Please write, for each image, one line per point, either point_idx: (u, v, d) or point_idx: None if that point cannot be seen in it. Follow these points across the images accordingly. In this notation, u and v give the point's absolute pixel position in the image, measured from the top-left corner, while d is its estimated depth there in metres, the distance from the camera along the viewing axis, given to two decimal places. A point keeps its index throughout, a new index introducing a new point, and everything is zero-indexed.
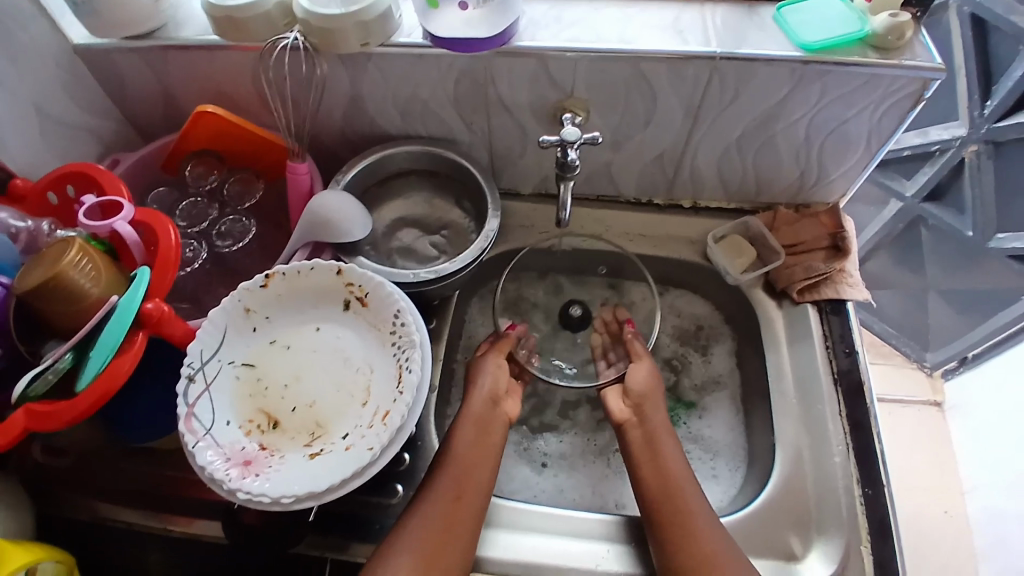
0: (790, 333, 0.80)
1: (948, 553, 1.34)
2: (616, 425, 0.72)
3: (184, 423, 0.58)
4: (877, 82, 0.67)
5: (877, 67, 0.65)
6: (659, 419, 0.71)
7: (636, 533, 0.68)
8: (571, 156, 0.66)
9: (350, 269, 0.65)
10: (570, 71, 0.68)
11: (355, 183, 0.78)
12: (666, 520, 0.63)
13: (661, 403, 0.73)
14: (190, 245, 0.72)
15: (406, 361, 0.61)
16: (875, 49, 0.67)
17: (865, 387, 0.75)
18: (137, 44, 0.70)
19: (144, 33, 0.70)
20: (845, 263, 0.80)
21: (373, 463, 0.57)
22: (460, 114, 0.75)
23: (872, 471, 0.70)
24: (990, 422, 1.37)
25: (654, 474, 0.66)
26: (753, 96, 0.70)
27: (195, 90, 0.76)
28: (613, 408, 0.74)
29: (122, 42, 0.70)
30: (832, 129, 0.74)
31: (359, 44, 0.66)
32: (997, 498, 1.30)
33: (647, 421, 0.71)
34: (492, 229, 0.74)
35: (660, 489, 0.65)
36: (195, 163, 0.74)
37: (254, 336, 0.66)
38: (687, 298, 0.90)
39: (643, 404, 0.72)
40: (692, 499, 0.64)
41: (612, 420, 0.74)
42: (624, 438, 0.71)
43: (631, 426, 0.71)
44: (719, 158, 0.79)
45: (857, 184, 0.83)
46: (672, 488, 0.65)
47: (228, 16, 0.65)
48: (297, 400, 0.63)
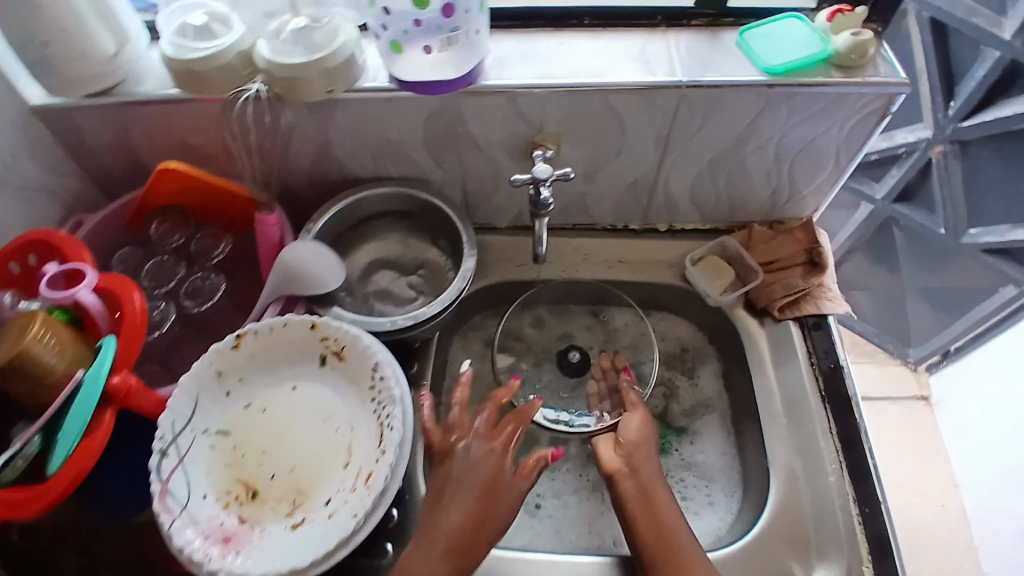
0: (775, 352, 0.80)
1: (946, 549, 1.34)
2: (607, 477, 0.66)
3: (158, 501, 0.57)
4: (843, 101, 0.68)
5: (842, 86, 0.66)
6: (653, 471, 0.66)
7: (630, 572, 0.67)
8: (544, 193, 0.65)
9: (324, 323, 0.63)
10: (539, 107, 0.68)
11: (327, 230, 0.76)
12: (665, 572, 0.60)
13: (652, 454, 0.68)
14: (157, 307, 0.71)
15: (387, 417, 0.60)
16: (838, 67, 0.67)
17: (854, 403, 0.74)
18: (96, 102, 0.68)
19: (101, 90, 0.68)
20: (823, 278, 0.80)
21: (358, 530, 0.56)
22: (431, 154, 0.74)
23: (867, 489, 0.69)
24: (977, 415, 1.38)
25: (648, 527, 0.63)
26: (724, 122, 0.71)
27: (158, 145, 0.74)
28: (605, 461, 0.67)
29: (81, 100, 0.68)
30: (801, 148, 0.74)
31: (324, 91, 0.64)
32: (991, 490, 1.31)
33: (639, 469, 0.66)
34: (468, 269, 0.73)
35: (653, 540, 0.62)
36: (160, 221, 0.72)
37: (227, 401, 0.64)
38: (670, 320, 0.89)
39: (635, 455, 0.67)
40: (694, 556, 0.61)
41: (601, 469, 0.68)
42: (616, 490, 0.66)
43: (622, 477, 0.66)
44: (693, 181, 0.79)
45: (828, 199, 0.83)
46: (669, 539, 0.62)
47: (188, 69, 0.63)
48: (275, 466, 0.62)
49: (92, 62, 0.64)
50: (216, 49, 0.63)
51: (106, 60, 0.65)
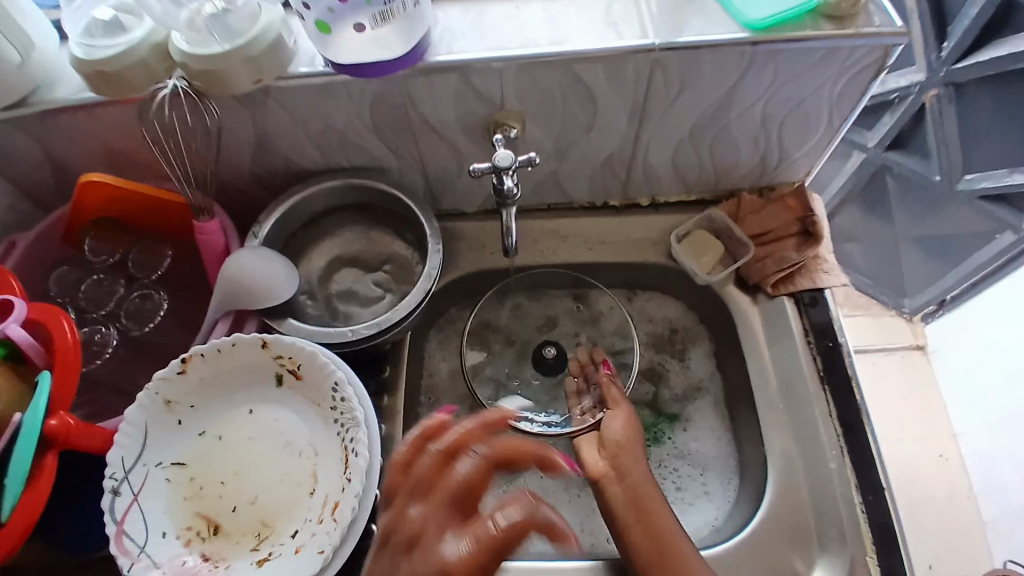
0: (769, 331, 0.75)
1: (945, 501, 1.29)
2: (594, 482, 0.62)
3: (114, 544, 0.52)
4: (834, 56, 0.61)
5: (833, 40, 0.59)
6: (641, 474, 0.62)
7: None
8: (508, 183, 0.60)
9: (275, 342, 0.59)
10: (496, 82, 0.61)
11: (277, 231, 0.70)
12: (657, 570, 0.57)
13: (639, 456, 0.64)
14: (97, 331, 0.65)
15: (352, 442, 0.57)
16: (829, 19, 0.60)
17: (854, 383, 0.70)
18: (10, 114, 0.60)
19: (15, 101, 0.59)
20: (819, 249, 0.74)
21: (326, 567, 0.53)
22: (384, 141, 0.67)
23: (871, 476, 0.66)
24: (974, 361, 1.32)
25: (646, 538, 0.59)
26: (702, 90, 0.64)
27: (81, 153, 0.66)
28: (590, 464, 0.64)
29: None
30: (791, 109, 0.67)
31: (251, 82, 0.57)
32: (1002, 430, 1.24)
33: (626, 474, 0.62)
34: (434, 267, 0.67)
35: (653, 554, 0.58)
36: (93, 235, 0.66)
37: (180, 430, 0.59)
38: (657, 300, 0.84)
39: (620, 457, 0.63)
40: (687, 551, 0.58)
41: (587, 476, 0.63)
42: (603, 496, 0.62)
43: (609, 482, 0.62)
44: (674, 152, 0.73)
45: (821, 162, 0.77)
46: (656, 535, 0.59)
47: (98, 72, 0.56)
48: (237, 498, 0.58)
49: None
50: (128, 44, 0.56)
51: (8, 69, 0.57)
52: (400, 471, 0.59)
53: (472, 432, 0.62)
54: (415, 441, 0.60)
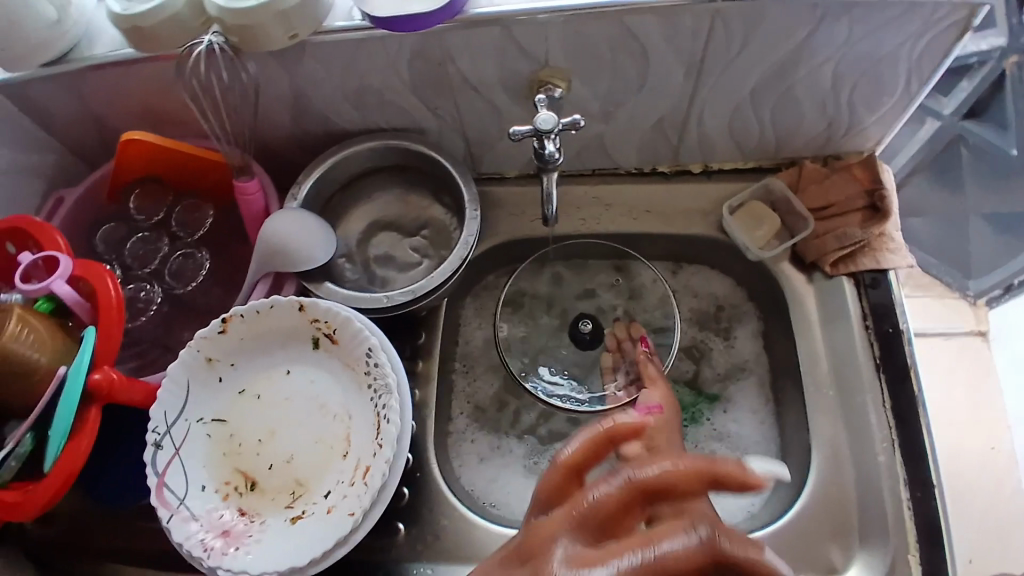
0: (823, 312, 0.71)
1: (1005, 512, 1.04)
2: None
3: (155, 495, 0.54)
4: (915, 12, 0.55)
5: None
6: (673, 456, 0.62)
7: None
8: (551, 149, 0.57)
9: (311, 305, 0.58)
10: (541, 37, 0.57)
11: (316, 193, 0.69)
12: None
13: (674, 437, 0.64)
14: (142, 289, 0.66)
15: (384, 409, 0.57)
16: None
17: (913, 370, 0.66)
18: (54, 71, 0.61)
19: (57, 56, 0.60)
20: (885, 226, 0.69)
21: (357, 529, 0.53)
22: (422, 100, 0.65)
23: (921, 471, 0.62)
24: None
25: None
26: (762, 47, 0.59)
27: (129, 112, 0.67)
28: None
29: (39, 71, 0.61)
30: (865, 69, 0.61)
31: (285, 36, 0.56)
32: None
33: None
34: (471, 233, 0.65)
35: None
36: (138, 194, 0.67)
37: (221, 387, 0.60)
38: (702, 275, 0.80)
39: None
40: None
41: None
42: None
43: None
44: (731, 116, 0.68)
45: (894, 130, 0.70)
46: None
47: (135, 26, 0.55)
48: (273, 456, 0.59)
49: (39, 30, 0.56)
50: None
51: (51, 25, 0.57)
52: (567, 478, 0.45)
53: (682, 478, 0.42)
54: (593, 440, 0.48)
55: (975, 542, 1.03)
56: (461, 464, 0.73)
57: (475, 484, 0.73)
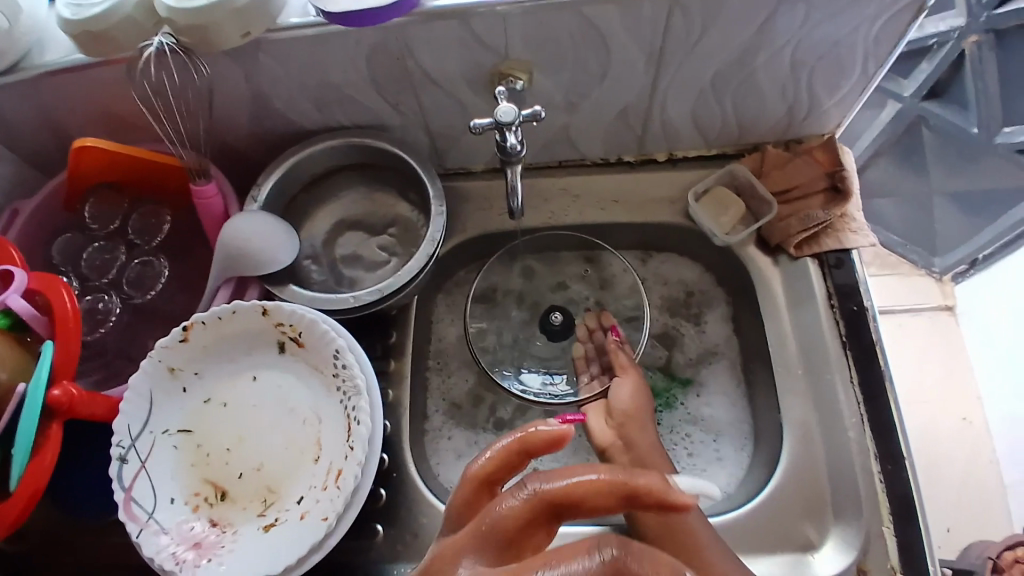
0: (788, 294, 0.72)
1: (976, 482, 1.07)
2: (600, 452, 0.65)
3: (122, 510, 0.53)
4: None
5: None
6: (647, 444, 0.64)
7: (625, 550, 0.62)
8: (511, 140, 0.56)
9: (275, 309, 0.57)
10: (501, 30, 0.57)
11: (276, 194, 0.67)
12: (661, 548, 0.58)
13: (647, 425, 0.65)
14: (100, 299, 0.64)
15: (354, 410, 0.56)
16: None
17: (880, 348, 0.67)
18: (3, 81, 0.59)
19: (6, 66, 0.59)
20: (847, 207, 0.70)
21: (331, 534, 0.53)
22: (384, 96, 0.64)
23: (891, 445, 0.64)
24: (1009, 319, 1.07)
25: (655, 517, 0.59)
26: (723, 34, 0.59)
27: (80, 117, 0.64)
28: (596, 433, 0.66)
29: None
30: (824, 52, 0.62)
31: (239, 35, 0.54)
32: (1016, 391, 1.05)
33: (633, 445, 0.64)
34: (438, 229, 0.64)
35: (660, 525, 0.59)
36: (93, 201, 0.65)
37: (186, 397, 0.59)
38: (672, 262, 0.80)
39: (627, 427, 0.65)
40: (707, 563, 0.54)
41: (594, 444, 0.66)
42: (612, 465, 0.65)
43: (615, 453, 0.64)
44: (694, 103, 0.68)
45: (854, 112, 0.71)
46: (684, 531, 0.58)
47: (87, 31, 0.54)
48: (242, 464, 0.58)
49: None
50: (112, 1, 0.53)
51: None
52: (483, 493, 0.46)
53: (589, 491, 0.41)
54: (506, 452, 0.47)
55: (947, 511, 1.06)
56: (439, 461, 0.73)
57: (454, 481, 0.72)
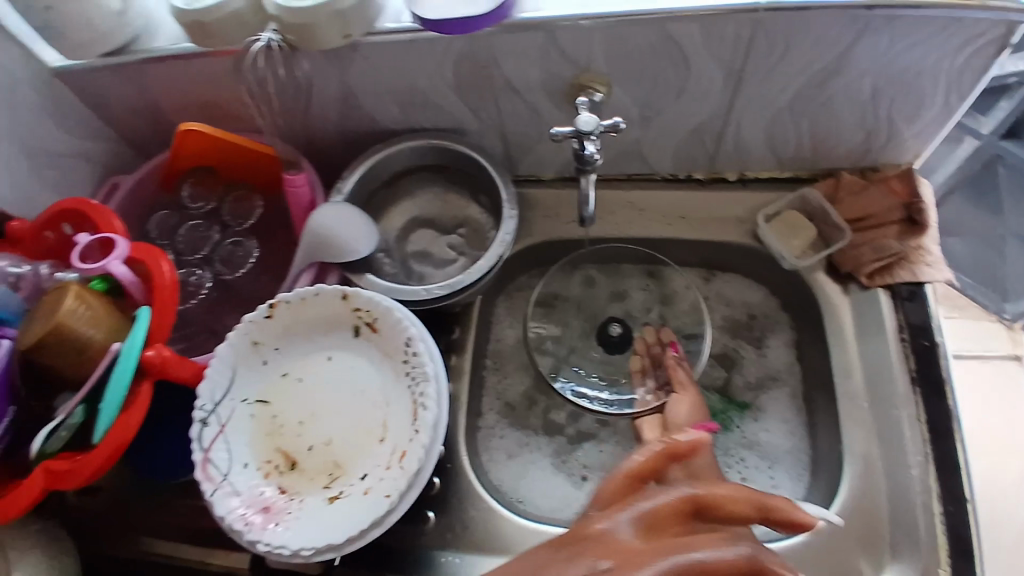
0: (860, 324, 0.71)
1: None
2: None
3: (199, 470, 0.57)
4: (954, 28, 0.55)
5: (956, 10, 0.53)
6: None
7: None
8: (590, 149, 0.58)
9: (355, 295, 0.61)
10: (583, 43, 0.59)
11: (358, 189, 0.71)
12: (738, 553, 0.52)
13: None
14: (193, 273, 0.69)
15: (421, 396, 0.59)
16: None
17: (949, 386, 0.65)
18: (113, 61, 0.64)
19: (116, 48, 0.64)
20: (923, 239, 0.69)
21: (393, 510, 0.55)
22: (465, 101, 0.67)
23: (956, 487, 0.61)
24: None
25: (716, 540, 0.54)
26: (802, 57, 0.59)
27: (183, 104, 0.70)
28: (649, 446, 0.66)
29: (99, 60, 0.64)
30: (904, 82, 0.61)
31: (340, 37, 0.58)
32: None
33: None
34: (509, 231, 0.66)
35: None
36: (192, 182, 0.71)
37: (265, 369, 0.63)
38: (735, 283, 0.80)
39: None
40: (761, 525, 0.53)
41: None
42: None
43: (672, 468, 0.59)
44: (769, 124, 0.68)
45: (935, 143, 0.70)
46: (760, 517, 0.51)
47: (197, 21, 0.58)
48: (312, 438, 0.61)
49: (102, 23, 0.60)
50: None
51: (112, 17, 0.60)
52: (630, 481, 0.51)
53: (735, 500, 0.50)
54: (656, 454, 0.53)
55: None
56: (490, 459, 0.75)
57: (503, 480, 0.73)
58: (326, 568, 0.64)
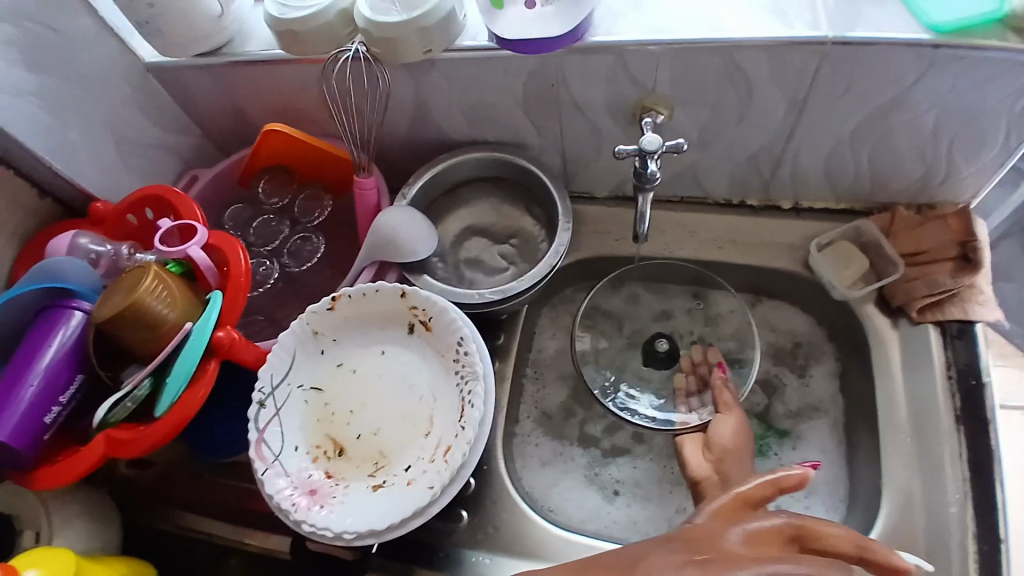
0: (906, 359, 0.70)
1: None
2: (692, 484, 0.63)
3: (254, 449, 0.60)
4: (1020, 71, 0.55)
5: (1021, 53, 0.54)
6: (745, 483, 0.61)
7: None
8: (651, 167, 0.60)
9: (413, 293, 0.64)
10: (650, 66, 0.61)
11: (421, 196, 0.75)
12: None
13: (745, 466, 0.63)
14: (262, 265, 0.74)
15: (469, 394, 0.61)
16: (1016, 30, 0.55)
17: (993, 427, 0.64)
18: (204, 62, 0.69)
19: (210, 49, 0.68)
20: (976, 277, 0.68)
21: (433, 502, 0.57)
22: (529, 117, 0.70)
23: (992, 527, 0.60)
24: None
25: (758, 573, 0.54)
26: (866, 90, 0.60)
27: (264, 105, 0.74)
28: (694, 467, 0.64)
29: (191, 60, 0.69)
30: (967, 121, 0.61)
31: (420, 52, 0.62)
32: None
33: (729, 481, 0.61)
34: (562, 244, 0.68)
35: None
36: (268, 180, 0.75)
37: (321, 359, 0.66)
38: (782, 310, 0.80)
39: (725, 462, 0.63)
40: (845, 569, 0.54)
41: (687, 476, 0.64)
42: (702, 499, 0.62)
43: (710, 485, 0.62)
44: (827, 155, 0.69)
45: (992, 183, 0.70)
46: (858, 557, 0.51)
47: (290, 31, 0.62)
48: (361, 427, 0.63)
49: (198, 23, 0.65)
50: (317, 8, 0.61)
51: (210, 19, 0.65)
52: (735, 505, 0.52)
53: (840, 545, 0.50)
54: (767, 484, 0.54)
55: None
56: (524, 465, 0.76)
57: (536, 487, 0.75)
58: (361, 555, 0.66)
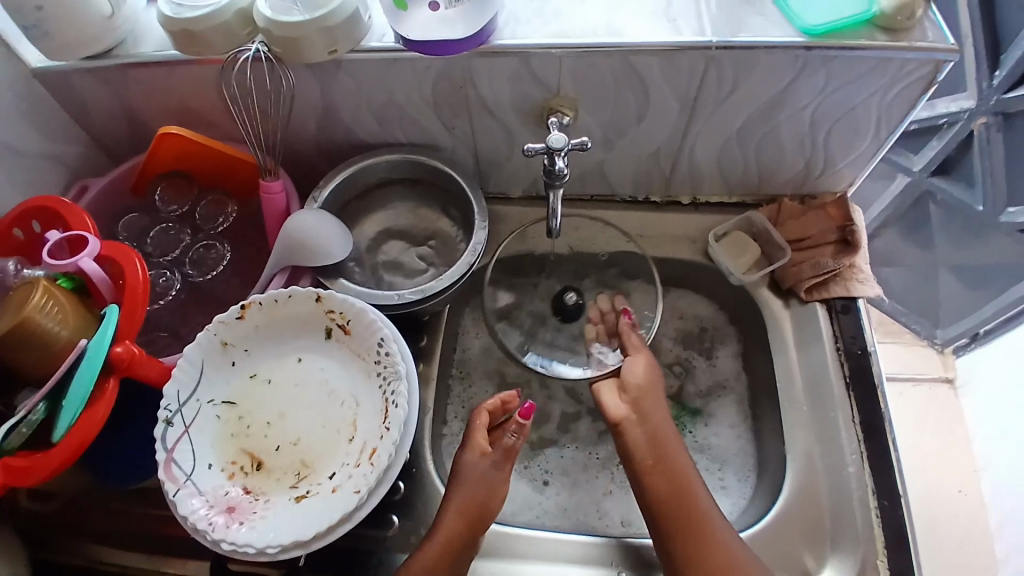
0: (800, 333, 0.77)
1: (968, 553, 1.11)
2: (614, 425, 0.68)
3: (163, 470, 0.56)
4: (885, 66, 0.62)
5: (885, 51, 0.60)
6: (660, 417, 0.68)
7: (624, 553, 0.66)
8: (559, 164, 0.62)
9: (329, 297, 0.63)
10: (555, 68, 0.64)
11: (333, 198, 0.74)
12: (687, 554, 0.61)
13: (659, 398, 0.70)
14: (162, 275, 0.70)
15: (393, 395, 0.61)
16: (883, 30, 0.61)
17: (880, 392, 0.71)
18: (94, 65, 0.65)
19: (100, 52, 0.65)
20: (855, 258, 0.75)
21: (361, 506, 0.56)
22: (441, 118, 0.71)
23: (889, 481, 0.67)
24: (1006, 392, 1.14)
25: (662, 480, 0.65)
26: (751, 89, 0.66)
27: (164, 108, 0.71)
28: (611, 408, 0.69)
29: (79, 63, 0.65)
30: (839, 116, 0.69)
31: (326, 52, 0.61)
32: (1015, 468, 1.09)
33: (648, 418, 0.68)
34: (479, 242, 0.70)
35: (668, 489, 0.64)
36: (164, 187, 0.72)
37: (233, 371, 0.64)
38: (688, 298, 0.85)
39: (641, 400, 0.69)
40: (709, 509, 0.63)
41: (608, 419, 0.69)
42: (624, 438, 0.68)
43: (630, 424, 0.68)
44: (719, 150, 0.74)
45: (866, 172, 0.78)
46: (671, 471, 0.65)
47: (185, 30, 0.60)
48: (281, 438, 0.62)
49: (88, 22, 0.61)
50: (216, 6, 0.60)
51: (101, 19, 0.62)
52: None
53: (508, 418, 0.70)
54: None
55: None
56: None
57: None
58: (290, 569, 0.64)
